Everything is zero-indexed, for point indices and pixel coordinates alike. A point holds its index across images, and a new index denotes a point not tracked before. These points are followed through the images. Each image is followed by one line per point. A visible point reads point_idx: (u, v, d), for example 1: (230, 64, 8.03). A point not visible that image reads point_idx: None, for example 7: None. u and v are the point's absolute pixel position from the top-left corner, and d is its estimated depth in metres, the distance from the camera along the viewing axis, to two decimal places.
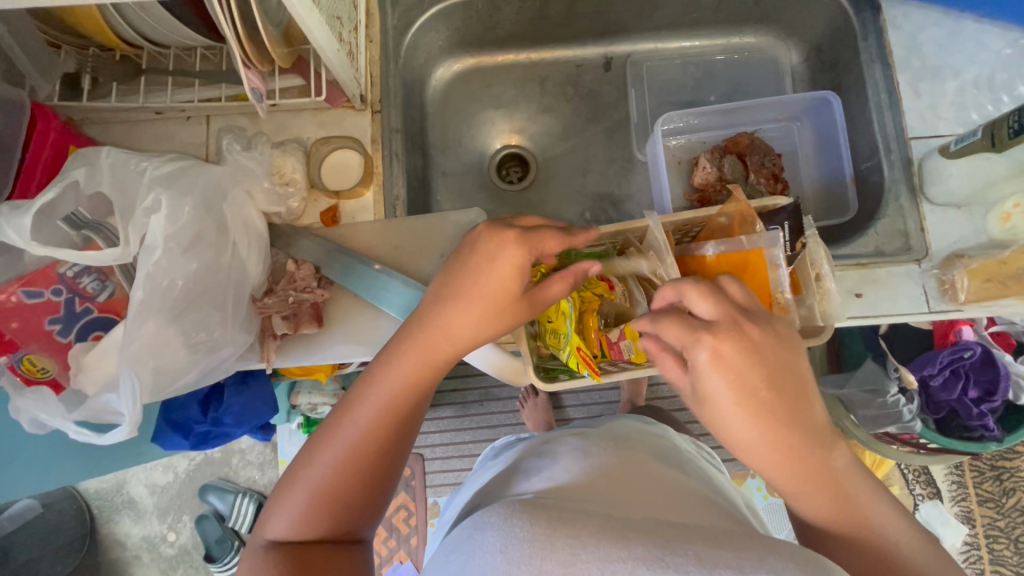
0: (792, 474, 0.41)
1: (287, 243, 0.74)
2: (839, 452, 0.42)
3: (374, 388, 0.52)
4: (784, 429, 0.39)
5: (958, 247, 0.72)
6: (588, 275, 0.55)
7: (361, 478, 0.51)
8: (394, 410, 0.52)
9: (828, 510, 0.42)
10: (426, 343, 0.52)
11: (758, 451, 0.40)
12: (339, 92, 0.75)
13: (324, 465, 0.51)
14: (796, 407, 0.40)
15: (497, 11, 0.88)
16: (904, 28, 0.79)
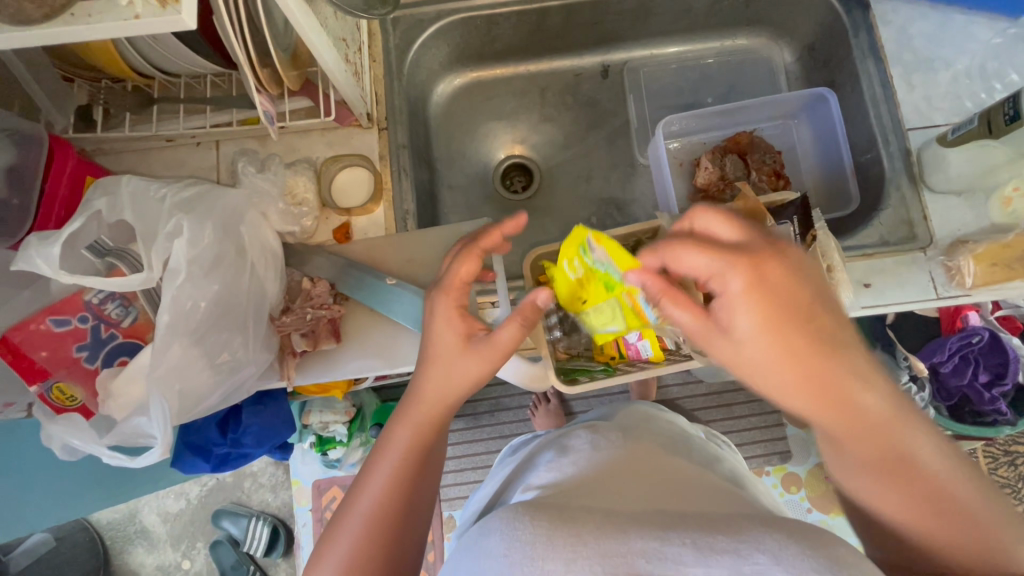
0: (848, 430, 0.41)
1: (301, 261, 0.75)
2: (903, 421, 0.41)
3: (378, 460, 0.52)
4: (821, 365, 0.40)
5: (961, 234, 0.74)
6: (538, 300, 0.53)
7: (389, 552, 0.48)
8: (401, 472, 0.51)
9: (881, 476, 0.41)
10: (415, 409, 0.53)
11: (801, 388, 0.41)
12: (347, 111, 0.77)
13: (341, 553, 0.47)
14: (830, 337, 0.41)
15: (494, 26, 0.89)
16: (894, 24, 0.81)
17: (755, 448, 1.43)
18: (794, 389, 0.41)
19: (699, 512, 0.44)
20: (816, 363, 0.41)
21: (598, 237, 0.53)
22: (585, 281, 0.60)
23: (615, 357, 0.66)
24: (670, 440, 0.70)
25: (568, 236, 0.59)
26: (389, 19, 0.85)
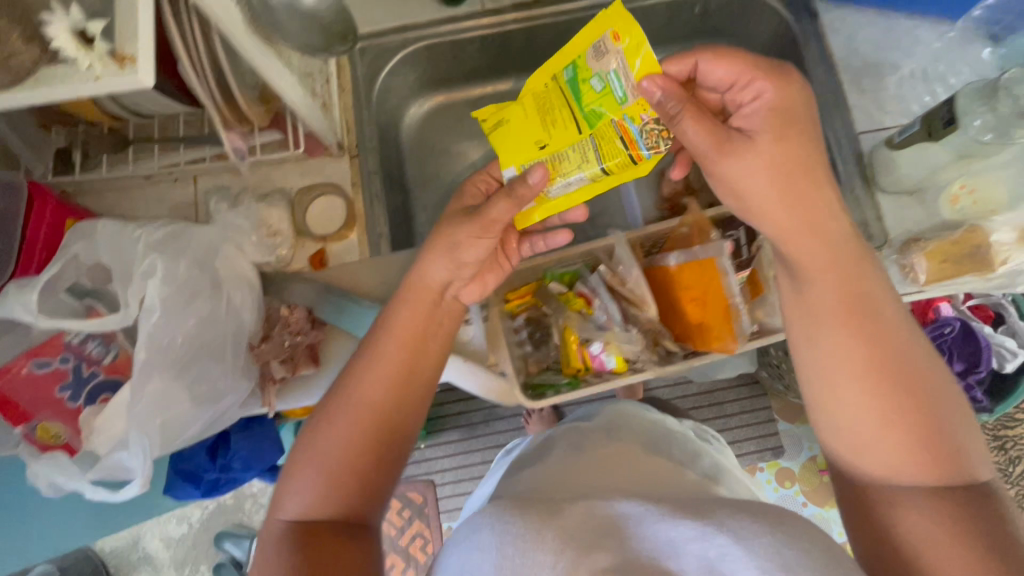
0: (824, 287, 0.53)
1: (279, 289, 0.78)
2: (882, 289, 0.53)
3: (351, 389, 0.56)
4: (813, 205, 0.54)
5: (914, 232, 0.77)
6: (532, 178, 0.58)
7: (351, 473, 0.53)
8: (389, 389, 0.56)
9: (860, 339, 0.51)
10: (403, 331, 0.58)
11: (790, 214, 0.54)
12: (317, 142, 0.80)
13: (328, 451, 0.53)
14: (820, 204, 0.54)
15: (460, 51, 0.92)
16: (842, 32, 0.85)
17: (748, 445, 1.45)
18: (792, 225, 0.54)
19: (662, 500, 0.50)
20: (815, 224, 0.54)
21: (616, 28, 0.57)
22: (560, 112, 0.63)
23: (581, 369, 0.68)
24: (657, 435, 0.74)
25: (563, 48, 0.62)
26: (356, 49, 0.88)
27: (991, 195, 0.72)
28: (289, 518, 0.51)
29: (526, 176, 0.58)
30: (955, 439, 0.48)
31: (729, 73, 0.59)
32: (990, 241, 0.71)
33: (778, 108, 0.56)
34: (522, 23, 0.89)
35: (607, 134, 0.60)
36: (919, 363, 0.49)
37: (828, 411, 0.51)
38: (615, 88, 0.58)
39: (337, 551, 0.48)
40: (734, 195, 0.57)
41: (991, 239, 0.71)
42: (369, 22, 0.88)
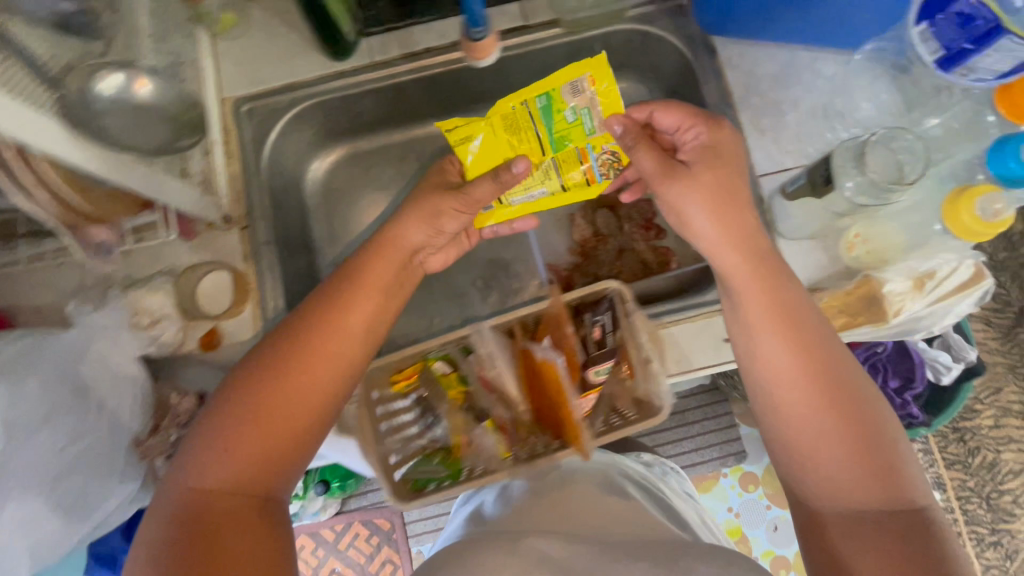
0: (779, 334, 0.62)
1: (172, 373, 0.77)
2: (812, 310, 0.63)
3: (279, 368, 0.61)
4: (740, 228, 0.65)
5: (815, 282, 0.74)
6: (516, 167, 0.72)
7: (265, 450, 0.59)
8: (321, 377, 0.62)
9: (807, 360, 0.61)
10: (336, 325, 0.64)
11: (728, 233, 0.65)
12: (191, 223, 0.78)
13: (243, 429, 0.58)
14: (739, 231, 0.65)
15: (355, 103, 0.88)
16: (741, 67, 0.81)
17: (705, 452, 1.40)
18: (745, 276, 0.64)
19: (632, 540, 0.57)
20: (766, 278, 0.63)
21: (593, 73, 0.74)
22: (525, 132, 0.78)
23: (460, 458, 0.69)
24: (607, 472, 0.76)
25: (543, 77, 0.76)
26: (243, 112, 0.84)
27: (883, 246, 0.70)
28: (190, 485, 0.57)
29: (512, 164, 0.72)
30: (892, 458, 0.57)
31: (677, 121, 0.72)
32: (883, 292, 0.69)
33: (710, 143, 0.69)
34: (414, 74, 0.85)
35: (569, 154, 0.80)
36: (857, 388, 0.60)
37: (789, 441, 0.61)
38: (581, 122, 0.77)
39: (232, 523, 0.55)
40: (684, 218, 0.68)
41: (884, 289, 0.69)
42: (251, 82, 0.85)
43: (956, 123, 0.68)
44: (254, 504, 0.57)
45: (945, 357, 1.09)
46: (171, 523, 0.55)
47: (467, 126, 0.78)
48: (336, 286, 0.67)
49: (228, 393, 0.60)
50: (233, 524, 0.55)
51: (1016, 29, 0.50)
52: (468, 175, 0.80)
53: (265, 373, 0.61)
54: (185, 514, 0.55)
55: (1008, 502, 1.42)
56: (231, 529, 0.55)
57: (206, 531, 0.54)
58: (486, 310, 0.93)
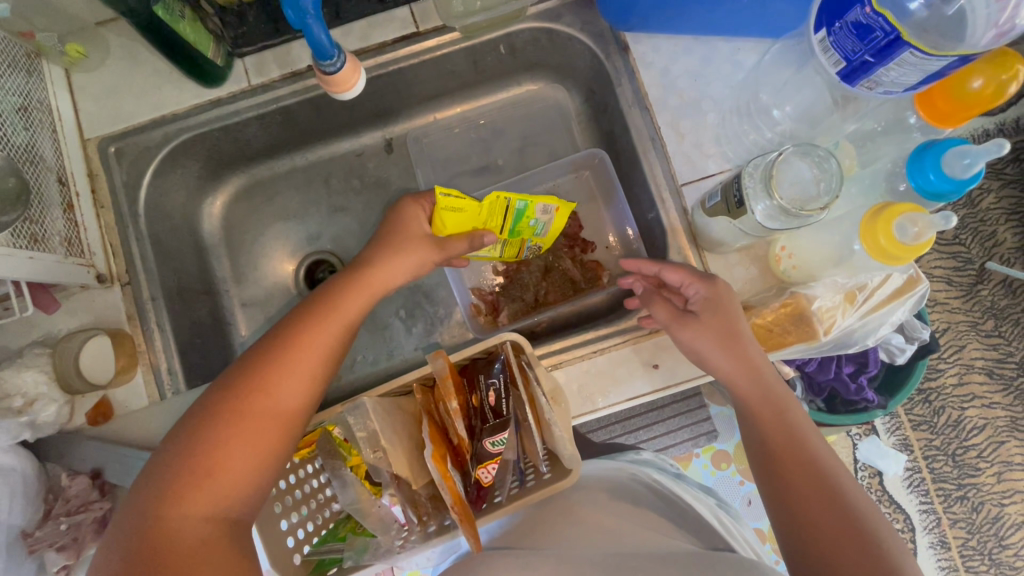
0: (784, 445, 0.59)
1: (62, 451, 0.70)
2: (810, 427, 0.61)
3: (251, 382, 0.56)
4: (743, 348, 0.62)
5: (742, 299, 0.68)
6: (485, 242, 0.68)
7: (216, 483, 0.51)
8: (282, 399, 0.56)
9: (807, 464, 0.58)
10: (299, 340, 0.59)
11: (726, 348, 0.62)
12: (46, 294, 0.70)
13: (194, 454, 0.52)
14: (732, 346, 0.62)
15: (240, 132, 0.80)
16: (656, 65, 0.73)
17: (680, 435, 1.11)
18: (751, 389, 0.62)
19: (664, 552, 0.52)
20: (770, 395, 0.61)
21: (559, 208, 0.72)
22: (494, 220, 0.69)
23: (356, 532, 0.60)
24: (619, 485, 0.71)
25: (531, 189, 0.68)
26: (111, 153, 0.75)
27: (810, 262, 0.63)
28: (157, 512, 0.49)
29: (482, 236, 0.67)
30: (901, 566, 0.50)
31: (682, 279, 0.65)
32: (812, 309, 0.63)
33: (710, 297, 0.63)
34: (299, 96, 0.77)
35: (516, 243, 0.76)
36: (849, 490, 0.56)
37: (800, 546, 0.54)
38: (536, 227, 0.75)
39: (203, 556, 0.48)
40: (700, 361, 0.63)
41: (813, 306, 0.64)
42: (115, 119, 0.75)
43: (875, 126, 0.63)
44: (233, 532, 0.51)
45: (899, 339, 0.90)
46: (131, 556, 0.48)
47: (458, 201, 0.65)
48: (319, 297, 0.63)
49: (201, 414, 0.54)
50: (207, 556, 0.48)
51: (919, 43, 0.43)
52: (439, 233, 0.69)
53: (242, 392, 0.55)
54: (144, 547, 0.48)
55: (973, 457, 1.18)
56: (202, 563, 0.48)
57: (175, 564, 0.47)
58: (410, 343, 0.86)
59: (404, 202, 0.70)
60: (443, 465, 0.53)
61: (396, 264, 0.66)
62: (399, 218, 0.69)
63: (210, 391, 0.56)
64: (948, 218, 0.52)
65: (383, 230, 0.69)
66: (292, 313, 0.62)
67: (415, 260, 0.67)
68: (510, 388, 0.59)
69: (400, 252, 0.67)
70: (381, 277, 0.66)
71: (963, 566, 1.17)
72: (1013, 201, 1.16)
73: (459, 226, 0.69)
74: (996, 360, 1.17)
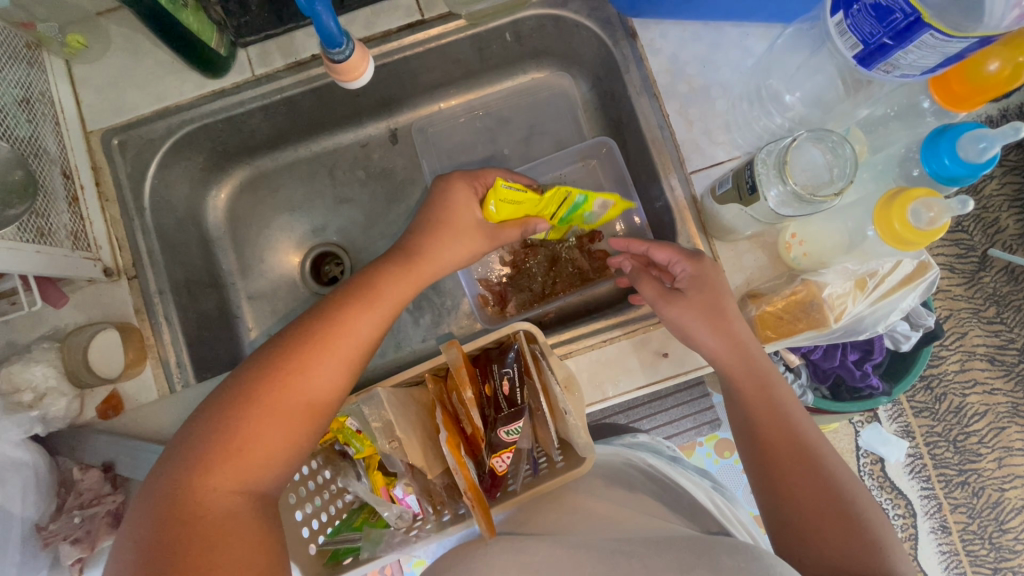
0: (768, 421, 0.61)
1: (71, 446, 0.69)
2: (791, 396, 0.62)
3: (291, 361, 0.55)
4: (728, 324, 0.62)
5: (752, 286, 0.67)
6: (538, 229, 0.72)
7: (248, 458, 0.52)
8: (320, 380, 0.56)
9: (793, 439, 0.59)
10: (340, 326, 0.58)
11: (712, 326, 0.62)
12: (56, 290, 0.69)
13: (229, 428, 0.52)
14: (717, 323, 0.62)
15: (244, 123, 0.79)
16: (664, 51, 0.72)
17: (683, 424, 1.11)
18: (737, 365, 0.62)
19: (663, 537, 0.52)
20: (754, 368, 0.62)
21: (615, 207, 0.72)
22: (549, 209, 0.70)
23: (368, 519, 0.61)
24: (615, 469, 0.72)
25: (595, 192, 0.68)
26: (114, 146, 0.74)
27: (821, 249, 0.63)
28: (187, 482, 0.50)
29: (535, 225, 0.71)
30: (878, 534, 0.54)
31: (667, 256, 0.65)
32: (823, 296, 0.63)
33: (696, 274, 0.63)
34: (303, 86, 0.76)
35: (564, 226, 0.78)
36: (830, 461, 0.58)
37: (784, 519, 0.57)
38: (588, 217, 0.75)
39: (229, 531, 0.48)
40: (687, 338, 0.63)
41: (823, 293, 0.63)
42: (116, 111, 0.74)
43: (887, 111, 0.63)
44: (260, 508, 0.51)
45: (904, 327, 0.90)
46: (157, 526, 0.48)
47: (520, 194, 0.66)
48: (363, 279, 0.63)
49: (239, 386, 0.54)
50: (235, 529, 0.49)
51: (940, 25, 0.43)
52: (491, 220, 0.69)
53: (279, 370, 0.55)
54: (172, 515, 0.48)
55: (974, 442, 1.19)
56: (230, 537, 0.48)
57: (202, 536, 0.47)
58: (418, 334, 0.86)
59: (456, 183, 0.68)
60: (459, 456, 0.53)
61: (436, 255, 0.66)
62: (446, 202, 0.68)
63: (247, 364, 0.56)
64: (965, 202, 0.52)
65: (431, 213, 0.68)
66: (338, 292, 0.62)
67: (459, 253, 0.68)
68: (524, 377, 0.60)
69: (445, 244, 0.67)
70: (427, 265, 0.66)
71: (963, 550, 1.18)
72: (1016, 187, 1.16)
73: (513, 212, 0.69)
74: (997, 346, 1.18)
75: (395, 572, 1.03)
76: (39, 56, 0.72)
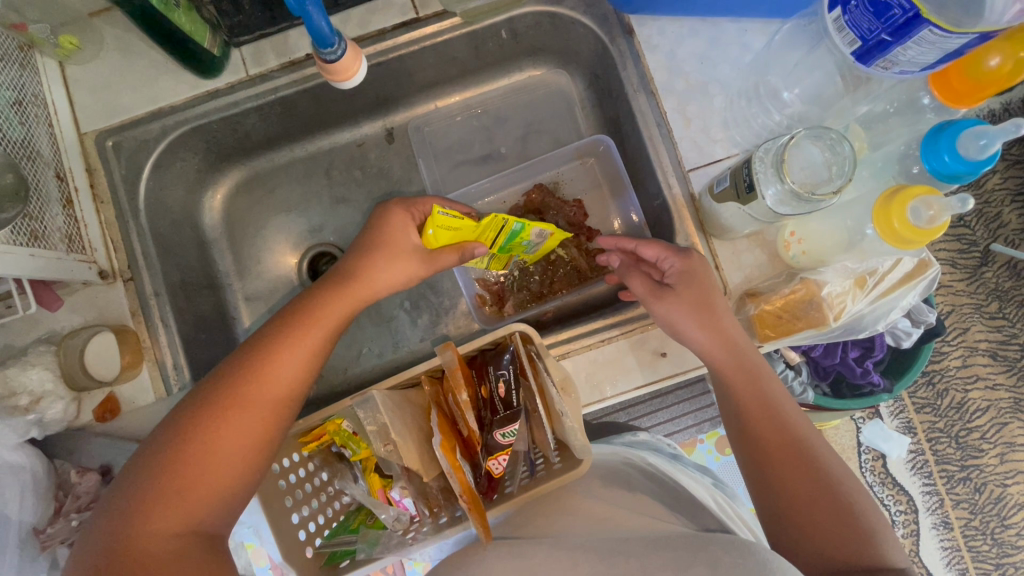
0: (759, 416, 0.60)
1: (70, 448, 0.69)
2: (781, 389, 0.62)
3: (221, 401, 0.55)
4: (719, 319, 0.61)
5: (751, 285, 0.67)
6: (476, 254, 0.68)
7: (188, 499, 0.51)
8: (253, 416, 0.55)
9: (782, 436, 0.59)
10: (269, 361, 0.58)
11: (701, 321, 0.61)
12: (49, 292, 0.69)
13: (162, 472, 0.51)
14: (708, 317, 0.61)
15: (238, 124, 0.78)
16: (661, 48, 0.71)
17: (684, 421, 1.11)
18: (728, 361, 0.61)
19: (659, 534, 0.52)
20: (744, 362, 0.61)
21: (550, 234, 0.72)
22: (485, 236, 0.68)
23: (365, 519, 0.61)
24: (614, 469, 0.71)
25: (529, 218, 0.67)
26: (108, 147, 0.73)
27: (821, 248, 0.63)
28: (128, 526, 0.48)
29: (473, 248, 0.67)
30: (871, 524, 0.54)
31: (657, 254, 0.65)
32: (822, 295, 0.63)
33: (685, 271, 0.63)
34: (298, 86, 0.76)
35: (504, 257, 0.76)
36: (819, 455, 0.58)
37: (777, 515, 0.57)
38: (526, 246, 0.74)
39: (176, 570, 0.47)
40: (675, 334, 0.63)
41: (822, 292, 0.63)
42: (111, 113, 0.74)
43: (887, 107, 0.62)
44: (209, 543, 0.51)
45: (905, 323, 0.89)
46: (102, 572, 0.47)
47: (457, 221, 0.65)
48: (296, 308, 0.62)
49: (173, 426, 0.53)
50: (183, 568, 0.48)
51: (939, 21, 0.42)
52: (428, 245, 0.67)
53: (210, 410, 0.54)
54: (118, 558, 0.47)
55: (976, 438, 1.18)
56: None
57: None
58: (416, 334, 0.85)
59: (393, 210, 0.68)
60: (452, 462, 0.52)
61: (376, 277, 0.65)
62: (384, 227, 0.67)
63: (180, 406, 0.55)
64: (965, 201, 0.50)
65: (368, 236, 0.67)
66: (270, 323, 0.62)
67: (398, 274, 0.67)
68: (520, 379, 0.59)
69: (384, 267, 0.66)
70: (367, 288, 0.65)
71: (965, 545, 1.18)
72: (1018, 181, 1.15)
73: (449, 239, 0.68)
74: (999, 342, 1.17)
75: (397, 571, 1.03)
76: (31, 59, 0.71)
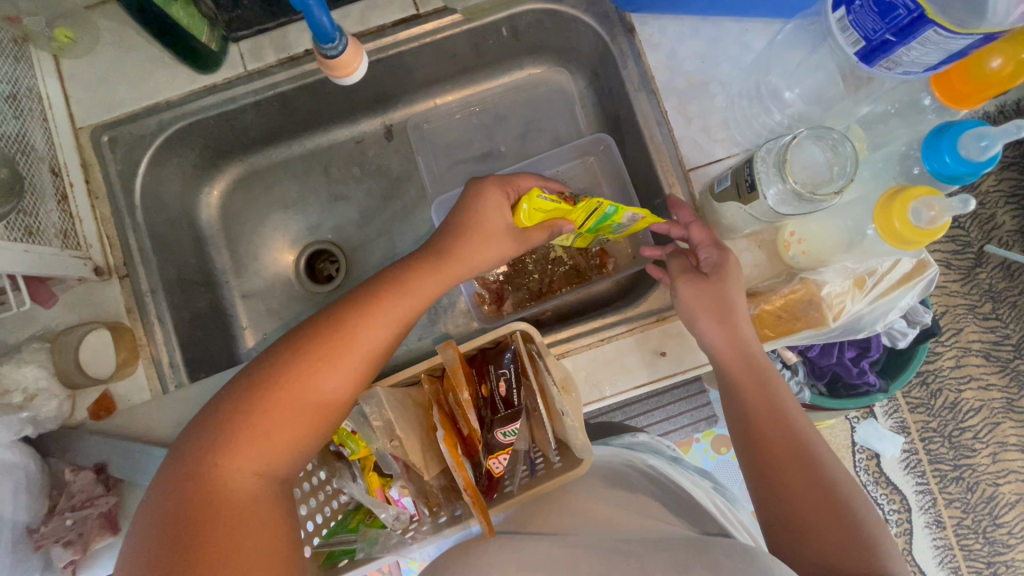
0: (764, 418, 0.60)
1: (64, 447, 0.68)
2: (787, 393, 0.62)
3: (314, 354, 0.55)
4: (727, 318, 0.61)
5: (751, 285, 0.67)
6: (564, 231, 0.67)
7: (270, 444, 0.52)
8: (345, 375, 0.55)
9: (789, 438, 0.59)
10: (364, 323, 0.57)
11: (707, 321, 0.61)
12: (42, 288, 0.68)
13: (252, 413, 0.52)
14: (718, 317, 0.61)
15: (237, 119, 0.78)
16: (662, 47, 0.71)
17: (680, 420, 1.11)
18: (735, 360, 0.61)
19: (660, 538, 0.52)
20: (752, 363, 0.61)
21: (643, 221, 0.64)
22: (575, 214, 0.65)
23: (364, 518, 0.61)
24: (615, 470, 0.72)
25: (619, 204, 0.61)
26: (104, 142, 0.72)
27: (821, 247, 0.62)
28: (211, 461, 0.50)
29: (562, 228, 0.66)
30: (870, 532, 0.53)
31: (699, 237, 0.64)
32: (821, 295, 0.63)
33: (720, 263, 0.63)
34: (297, 81, 0.75)
35: (590, 235, 0.73)
36: (823, 460, 0.57)
37: (778, 519, 0.56)
38: (616, 228, 0.68)
39: (250, 510, 0.49)
40: (691, 327, 0.63)
41: (822, 292, 0.63)
42: (108, 107, 0.73)
43: (888, 108, 0.62)
44: (279, 494, 0.52)
45: (902, 323, 0.89)
46: (182, 501, 0.48)
47: (554, 205, 0.65)
48: (393, 275, 0.62)
49: (263, 373, 0.54)
50: (255, 512, 0.49)
51: (944, 21, 0.42)
52: (519, 225, 0.65)
53: (305, 361, 0.54)
54: (199, 490, 0.49)
55: (969, 438, 1.19)
56: (252, 518, 0.49)
57: (227, 515, 0.48)
58: (415, 333, 0.85)
59: (488, 187, 0.65)
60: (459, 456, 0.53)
61: (470, 254, 0.64)
62: (477, 206, 0.65)
63: (275, 350, 0.56)
64: (966, 201, 0.51)
65: (458, 211, 0.65)
66: (365, 285, 0.61)
67: (490, 255, 0.65)
68: (519, 377, 0.59)
69: (479, 245, 0.64)
70: (459, 267, 0.63)
71: (957, 544, 1.18)
72: (1012, 183, 1.16)
73: (541, 218, 0.66)
74: (993, 342, 1.18)
75: (391, 571, 1.03)
76: (26, 51, 0.70)
